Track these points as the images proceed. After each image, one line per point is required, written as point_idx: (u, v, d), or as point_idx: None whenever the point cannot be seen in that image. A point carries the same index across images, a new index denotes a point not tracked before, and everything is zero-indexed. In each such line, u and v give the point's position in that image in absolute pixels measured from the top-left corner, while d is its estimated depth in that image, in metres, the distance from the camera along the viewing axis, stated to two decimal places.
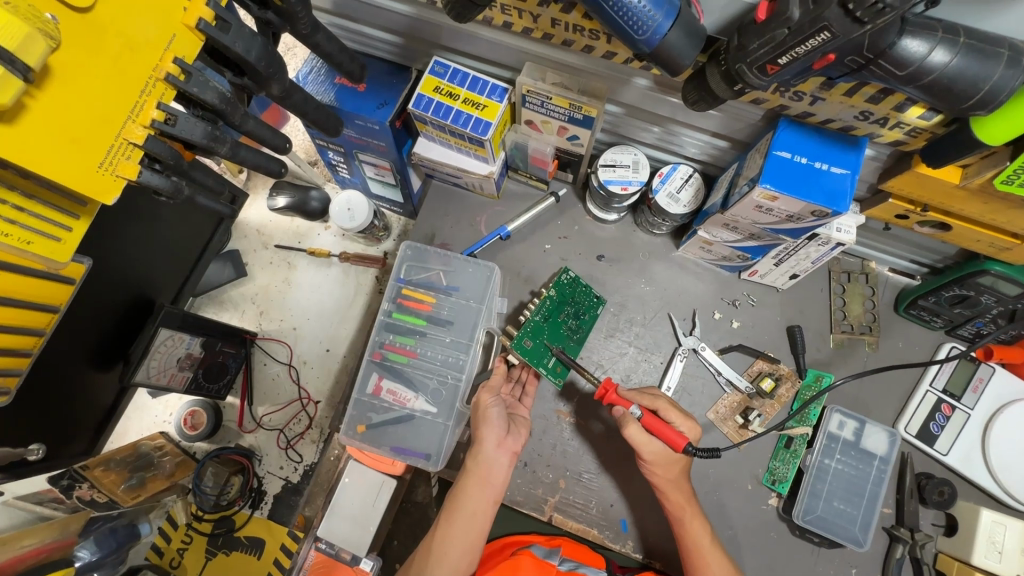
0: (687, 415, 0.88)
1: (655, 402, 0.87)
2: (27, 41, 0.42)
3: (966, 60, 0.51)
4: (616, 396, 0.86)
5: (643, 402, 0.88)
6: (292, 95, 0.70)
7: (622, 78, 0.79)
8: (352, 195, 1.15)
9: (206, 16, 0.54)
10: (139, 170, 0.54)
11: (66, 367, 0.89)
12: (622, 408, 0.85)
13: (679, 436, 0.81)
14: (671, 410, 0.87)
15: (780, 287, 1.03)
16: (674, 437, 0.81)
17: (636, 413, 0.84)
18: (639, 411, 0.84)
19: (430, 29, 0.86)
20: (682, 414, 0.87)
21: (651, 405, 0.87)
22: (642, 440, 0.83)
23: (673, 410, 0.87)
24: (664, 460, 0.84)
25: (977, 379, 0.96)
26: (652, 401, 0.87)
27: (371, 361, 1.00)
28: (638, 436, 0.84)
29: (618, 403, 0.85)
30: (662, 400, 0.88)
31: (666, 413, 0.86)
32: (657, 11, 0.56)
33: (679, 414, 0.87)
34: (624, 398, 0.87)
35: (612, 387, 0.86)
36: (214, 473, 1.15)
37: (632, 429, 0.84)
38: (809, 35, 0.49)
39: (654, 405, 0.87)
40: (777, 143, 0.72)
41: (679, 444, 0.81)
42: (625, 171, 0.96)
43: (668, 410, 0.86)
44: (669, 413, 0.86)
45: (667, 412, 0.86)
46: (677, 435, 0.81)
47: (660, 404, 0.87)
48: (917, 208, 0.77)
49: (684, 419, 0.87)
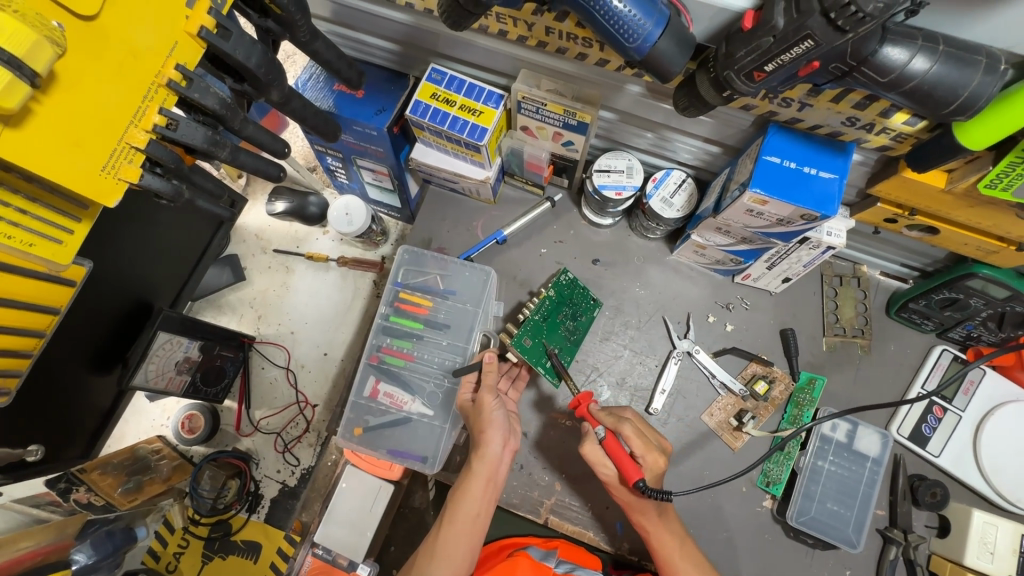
0: (651, 446, 0.84)
1: (619, 424, 0.84)
2: (35, 47, 0.42)
3: (946, 67, 0.52)
4: (587, 410, 0.88)
5: (607, 424, 0.86)
6: (291, 101, 0.72)
7: (615, 85, 0.81)
8: (351, 200, 1.16)
9: (208, 24, 0.55)
10: (141, 174, 0.55)
11: (67, 372, 0.90)
12: (590, 425, 0.87)
13: (633, 469, 0.79)
14: (634, 437, 0.83)
15: (773, 291, 1.04)
16: (629, 468, 0.79)
17: (600, 433, 0.84)
18: (602, 432, 0.84)
19: (428, 37, 0.87)
20: (644, 443, 0.84)
21: (615, 427, 0.85)
22: (596, 459, 0.85)
23: (637, 438, 0.83)
24: (616, 485, 0.85)
25: (968, 382, 0.97)
26: (616, 424, 0.85)
27: (368, 364, 1.01)
28: (592, 455, 0.85)
29: (588, 419, 0.87)
30: (628, 425, 0.84)
31: (628, 440, 0.83)
32: (646, 19, 0.58)
33: (641, 443, 0.83)
34: (595, 415, 0.88)
35: (586, 400, 0.88)
36: (210, 476, 1.15)
37: (588, 448, 0.85)
38: (793, 42, 0.51)
39: (617, 428, 0.84)
40: (767, 147, 0.74)
41: (630, 477, 0.79)
42: (619, 176, 0.97)
43: (630, 438, 0.83)
44: (631, 442, 0.83)
45: (629, 439, 0.83)
46: (631, 467, 0.79)
47: (623, 429, 0.84)
48: (904, 211, 0.78)
49: (647, 450, 0.83)
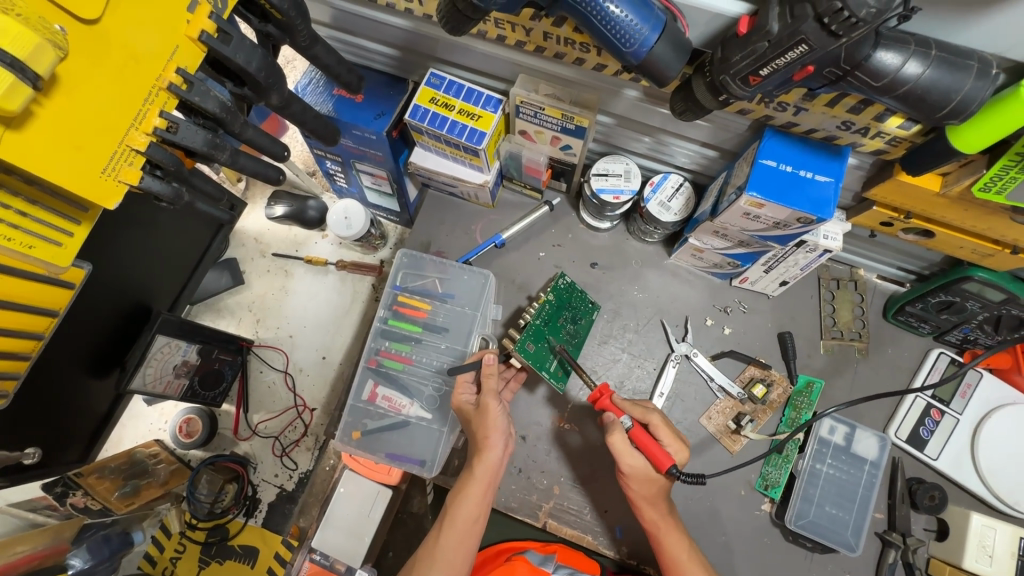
0: (677, 437, 0.86)
1: (647, 415, 0.87)
2: (36, 51, 0.43)
3: (938, 71, 0.53)
4: (610, 402, 0.86)
5: (635, 415, 0.87)
6: (291, 105, 0.72)
7: (612, 90, 0.81)
8: (350, 204, 1.17)
9: (209, 28, 0.56)
10: (141, 176, 0.55)
11: (65, 377, 0.90)
12: (614, 415, 0.86)
13: (665, 455, 0.80)
14: (662, 427, 0.86)
15: (771, 294, 1.04)
16: (660, 455, 0.80)
17: (627, 423, 0.84)
18: (629, 422, 0.84)
19: (427, 42, 0.88)
20: (671, 434, 0.86)
21: (643, 418, 0.87)
22: (624, 449, 0.83)
23: (665, 427, 0.86)
24: (641, 477, 0.83)
25: (966, 385, 0.97)
26: (644, 415, 0.87)
27: (366, 368, 1.01)
28: (620, 445, 0.83)
29: (611, 409, 0.86)
30: (655, 415, 0.87)
31: (657, 430, 0.85)
32: (643, 25, 0.59)
33: (668, 432, 0.85)
34: (617, 406, 0.88)
35: (608, 393, 0.87)
36: (208, 480, 1.17)
37: (617, 438, 0.84)
38: (788, 47, 0.51)
39: (645, 418, 0.87)
40: (764, 151, 0.74)
41: (664, 463, 0.80)
42: (617, 180, 0.98)
43: (658, 427, 0.85)
44: (660, 431, 0.85)
45: (657, 429, 0.85)
46: (664, 454, 0.80)
47: (652, 419, 0.86)
48: (900, 215, 0.79)
49: (674, 440, 0.85)
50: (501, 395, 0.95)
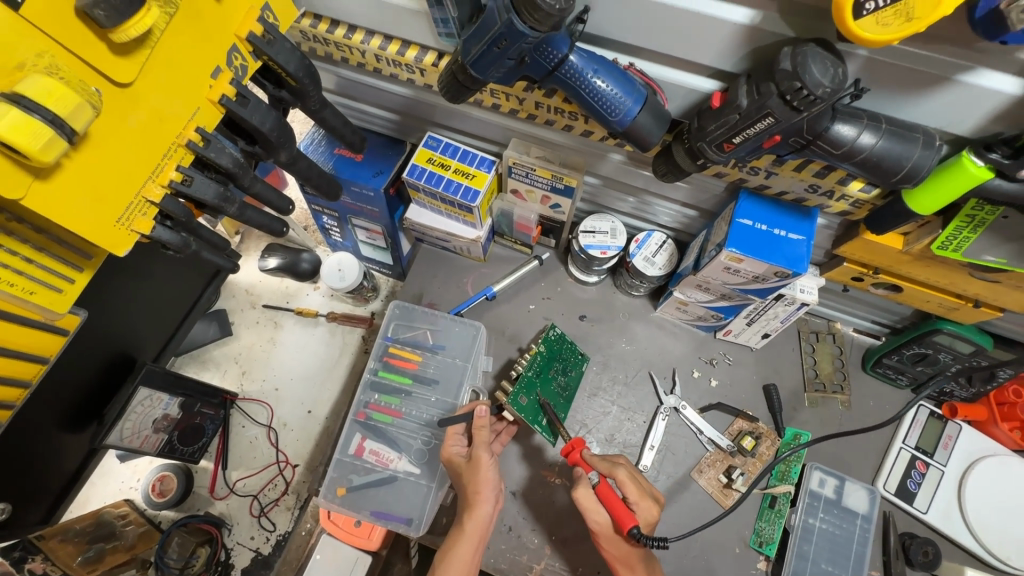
0: (645, 493, 0.83)
1: (614, 470, 0.84)
2: (77, 110, 0.46)
3: (889, 142, 0.59)
4: (580, 457, 0.85)
5: (602, 470, 0.85)
6: (298, 162, 0.77)
7: (598, 154, 0.88)
8: (343, 257, 1.20)
9: (229, 93, 0.61)
10: (152, 226, 0.58)
11: (38, 430, 0.87)
12: (582, 470, 0.85)
13: (627, 515, 0.77)
14: (628, 482, 0.83)
15: (754, 347, 1.07)
16: (622, 515, 0.77)
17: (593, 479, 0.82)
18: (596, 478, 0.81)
19: (426, 108, 0.95)
20: (638, 490, 0.83)
21: (611, 474, 0.84)
22: (589, 504, 0.82)
23: (631, 483, 0.83)
24: (608, 535, 0.82)
25: (947, 437, 0.99)
26: (610, 469, 0.84)
27: (355, 420, 0.99)
28: (587, 501, 0.82)
29: (581, 465, 0.85)
30: (622, 469, 0.84)
31: (623, 485, 0.82)
32: (626, 97, 0.65)
33: (635, 488, 0.83)
34: (587, 460, 0.86)
35: (579, 446, 0.85)
36: (179, 543, 1.08)
37: (582, 493, 0.83)
38: (756, 119, 0.58)
39: (611, 473, 0.83)
40: (739, 211, 0.80)
41: (624, 523, 0.77)
42: (604, 237, 1.02)
43: (623, 483, 0.82)
44: (625, 487, 0.82)
45: (623, 484, 0.82)
46: (625, 513, 0.77)
47: (617, 473, 0.83)
48: (869, 271, 0.84)
49: (641, 497, 0.82)
50: (490, 447, 0.94)
